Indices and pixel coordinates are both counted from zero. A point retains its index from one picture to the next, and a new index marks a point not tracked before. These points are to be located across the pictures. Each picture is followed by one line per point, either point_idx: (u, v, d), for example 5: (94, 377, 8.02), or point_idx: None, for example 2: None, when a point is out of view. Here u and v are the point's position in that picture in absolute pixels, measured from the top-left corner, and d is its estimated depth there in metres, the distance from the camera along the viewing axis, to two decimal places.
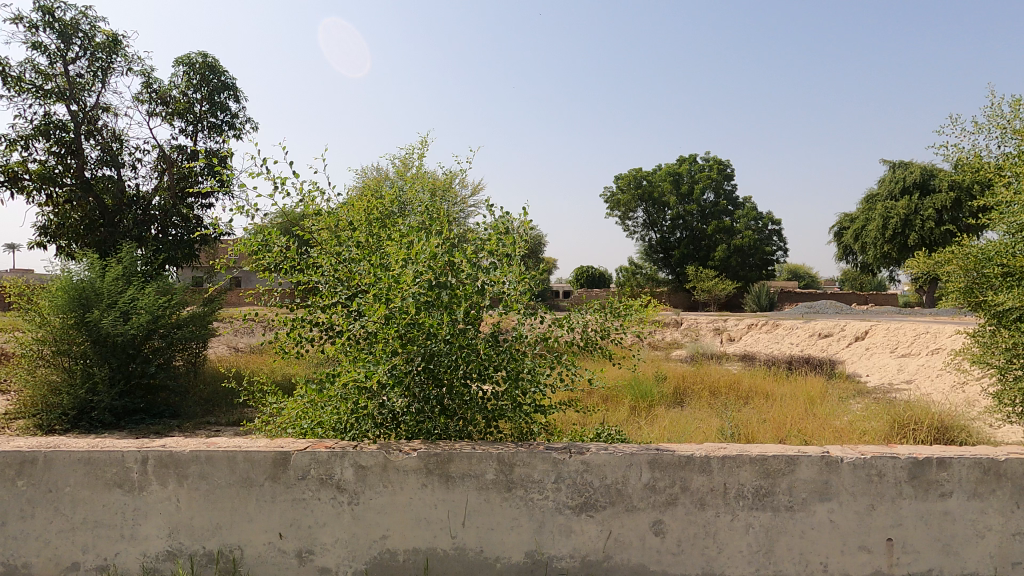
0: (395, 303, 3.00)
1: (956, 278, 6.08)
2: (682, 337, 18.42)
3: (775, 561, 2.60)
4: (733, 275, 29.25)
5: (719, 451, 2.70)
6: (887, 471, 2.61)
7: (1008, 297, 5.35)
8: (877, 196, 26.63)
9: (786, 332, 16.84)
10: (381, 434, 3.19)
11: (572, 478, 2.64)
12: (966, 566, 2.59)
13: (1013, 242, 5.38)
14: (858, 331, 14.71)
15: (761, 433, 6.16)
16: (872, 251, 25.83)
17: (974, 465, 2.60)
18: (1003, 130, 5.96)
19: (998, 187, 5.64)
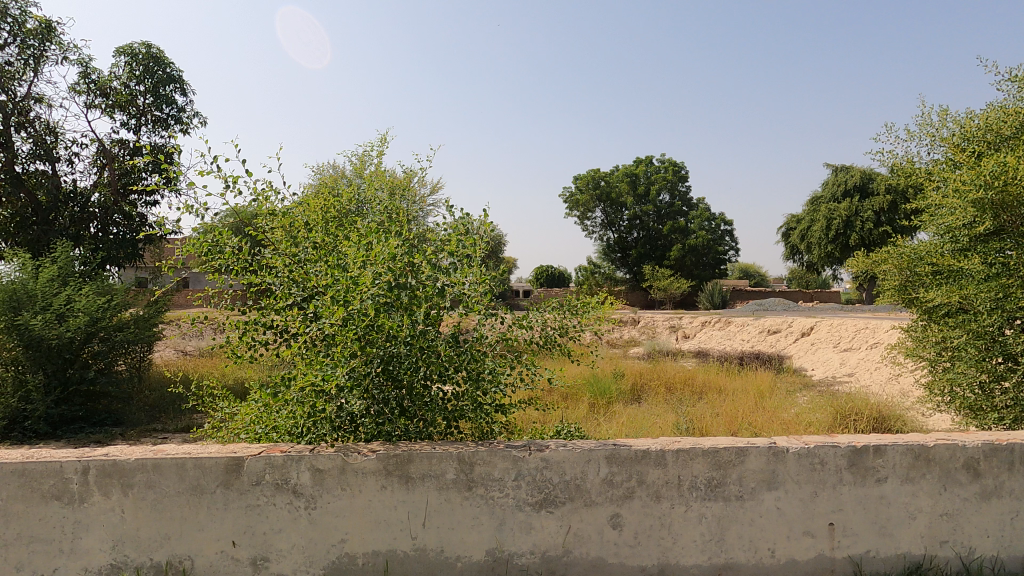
0: (354, 304, 2.96)
1: (892, 276, 6.45)
2: (638, 335, 18.83)
3: (726, 549, 2.71)
4: (687, 275, 30.10)
5: (674, 444, 2.79)
6: (828, 459, 2.75)
7: (936, 294, 5.71)
8: (821, 199, 27.95)
9: (738, 329, 17.45)
10: (340, 437, 3.15)
11: (532, 475, 2.67)
12: (900, 547, 2.76)
13: (941, 244, 5.81)
14: (803, 327, 15.40)
15: (716, 425, 6.39)
16: (817, 251, 27.08)
17: (906, 451, 2.78)
18: (932, 138, 6.36)
19: (928, 191, 6.03)
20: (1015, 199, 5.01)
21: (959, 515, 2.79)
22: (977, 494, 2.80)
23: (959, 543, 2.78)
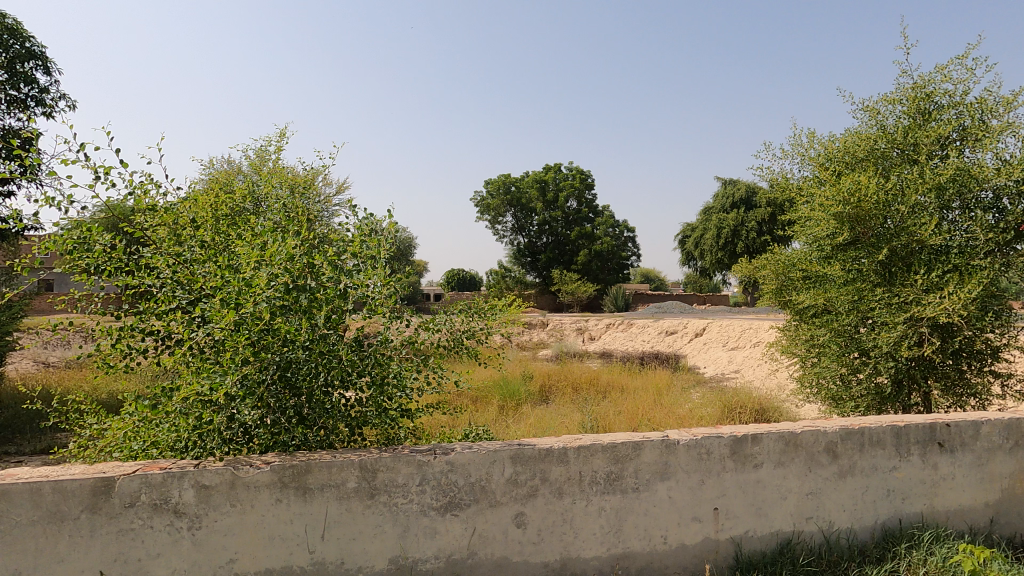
0: (246, 307, 2.78)
1: (770, 280, 7.05)
2: (547, 337, 19.31)
3: (624, 539, 2.84)
4: (594, 279, 31.32)
5: (575, 441, 2.89)
6: (712, 448, 2.98)
7: (805, 297, 6.38)
8: (713, 209, 30.28)
9: (639, 330, 18.44)
10: (231, 450, 2.94)
11: (436, 479, 2.65)
12: (773, 525, 3.05)
13: (810, 252, 6.54)
14: (697, 328, 16.57)
15: (618, 423, 6.70)
16: (709, 258, 29.25)
17: (778, 438, 3.08)
18: (803, 157, 7.12)
19: (798, 205, 6.78)
20: (867, 213, 5.73)
21: (821, 493, 3.13)
22: (836, 474, 3.15)
23: (822, 518, 3.12)
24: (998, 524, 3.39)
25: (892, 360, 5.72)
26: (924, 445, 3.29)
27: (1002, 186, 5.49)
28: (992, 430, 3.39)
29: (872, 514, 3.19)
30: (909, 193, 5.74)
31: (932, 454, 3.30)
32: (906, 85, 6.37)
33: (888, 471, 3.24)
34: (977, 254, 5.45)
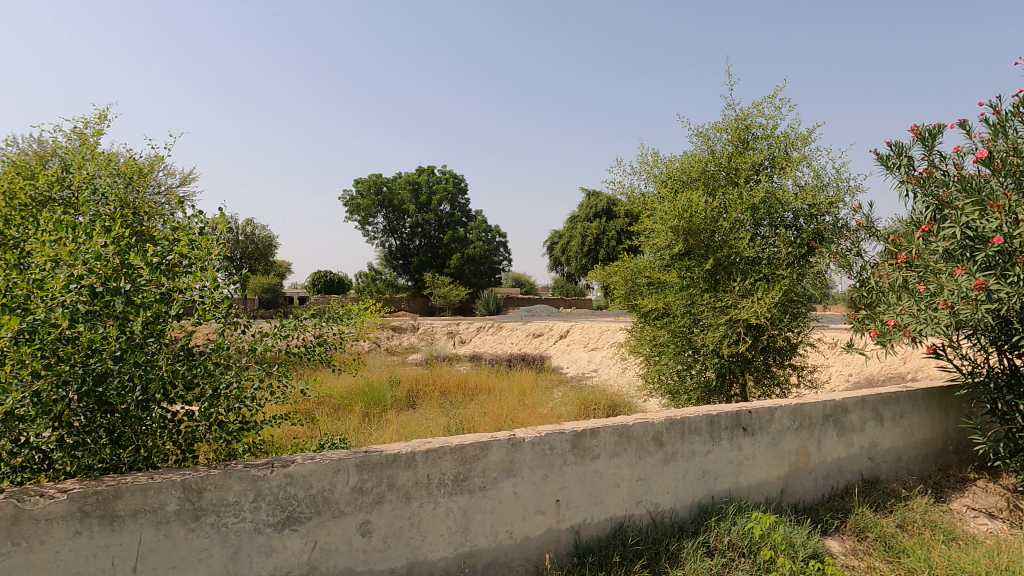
0: (37, 314, 2.40)
1: (620, 286, 7.73)
2: (417, 342, 19.07)
3: (470, 538, 2.92)
4: (466, 283, 31.56)
5: (424, 445, 2.90)
6: (555, 444, 3.18)
7: (648, 301, 7.06)
8: (578, 218, 32.10)
9: (508, 333, 18.97)
10: (21, 478, 2.55)
11: (274, 493, 2.51)
12: (608, 511, 3.33)
13: (656, 261, 7.08)
14: (562, 330, 17.46)
15: (481, 425, 6.83)
16: (574, 263, 30.93)
17: (613, 431, 3.37)
18: (648, 175, 7.86)
19: (644, 218, 7.47)
20: (698, 227, 6.48)
21: (649, 479, 3.48)
22: (661, 460, 3.53)
23: (649, 501, 3.47)
24: (787, 493, 4.02)
25: (716, 356, 6.52)
26: (732, 430, 3.80)
27: (801, 207, 6.50)
28: (783, 415, 4.02)
29: (690, 494, 3.62)
30: (730, 211, 6.60)
31: (738, 438, 3.83)
32: (731, 117, 7.31)
33: (704, 455, 3.69)
34: (781, 265, 6.41)
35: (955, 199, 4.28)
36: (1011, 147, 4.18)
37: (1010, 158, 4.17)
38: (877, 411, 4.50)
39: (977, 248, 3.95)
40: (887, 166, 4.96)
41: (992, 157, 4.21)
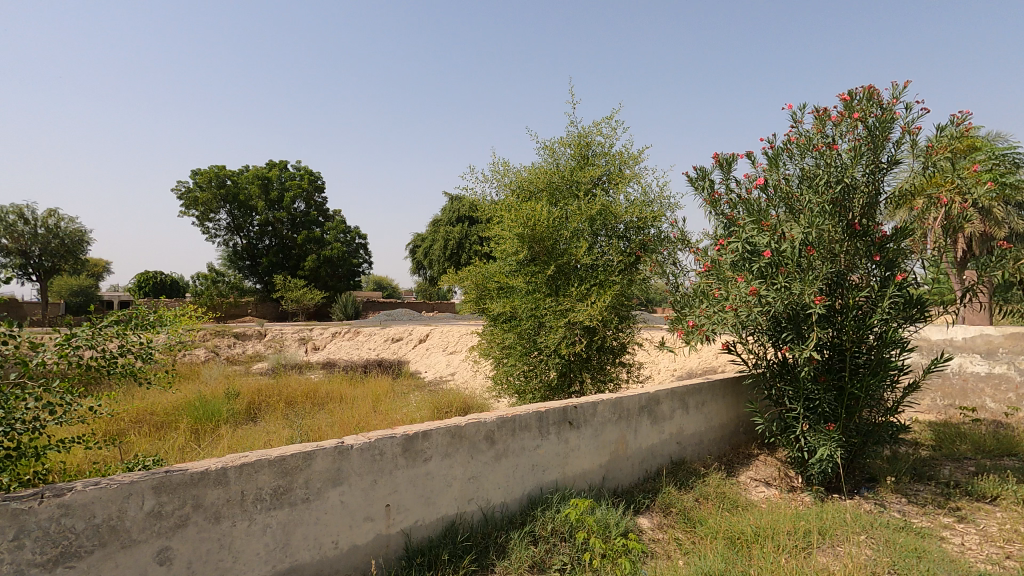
0: None
1: (471, 290, 7.90)
2: (264, 349, 17.64)
3: (291, 553, 2.79)
4: (322, 286, 29.80)
5: (239, 459, 2.73)
6: (385, 448, 3.18)
7: (496, 305, 7.33)
8: (441, 222, 32.10)
9: (365, 339, 18.36)
10: None
11: (43, 528, 2.19)
12: (439, 511, 3.40)
13: (503, 267, 7.43)
14: (421, 334, 17.34)
15: (326, 435, 6.53)
16: (437, 267, 30.79)
17: (445, 432, 3.46)
18: (499, 183, 8.16)
19: (494, 225, 7.76)
20: (541, 235, 6.90)
21: (480, 476, 3.63)
22: (493, 457, 3.69)
23: (480, 497, 3.61)
24: (607, 480, 4.43)
25: (557, 356, 6.96)
26: (559, 425, 4.10)
27: (630, 220, 7.20)
28: (604, 408, 4.43)
29: (520, 487, 3.83)
30: (571, 221, 7.10)
31: (565, 431, 4.13)
32: (574, 134, 7.85)
33: (533, 449, 3.93)
34: (614, 272, 7.02)
35: (739, 219, 5.12)
36: (781, 177, 5.05)
37: (780, 187, 5.05)
38: (683, 401, 5.16)
39: (754, 260, 4.75)
40: (695, 186, 5.71)
41: (767, 184, 5.07)
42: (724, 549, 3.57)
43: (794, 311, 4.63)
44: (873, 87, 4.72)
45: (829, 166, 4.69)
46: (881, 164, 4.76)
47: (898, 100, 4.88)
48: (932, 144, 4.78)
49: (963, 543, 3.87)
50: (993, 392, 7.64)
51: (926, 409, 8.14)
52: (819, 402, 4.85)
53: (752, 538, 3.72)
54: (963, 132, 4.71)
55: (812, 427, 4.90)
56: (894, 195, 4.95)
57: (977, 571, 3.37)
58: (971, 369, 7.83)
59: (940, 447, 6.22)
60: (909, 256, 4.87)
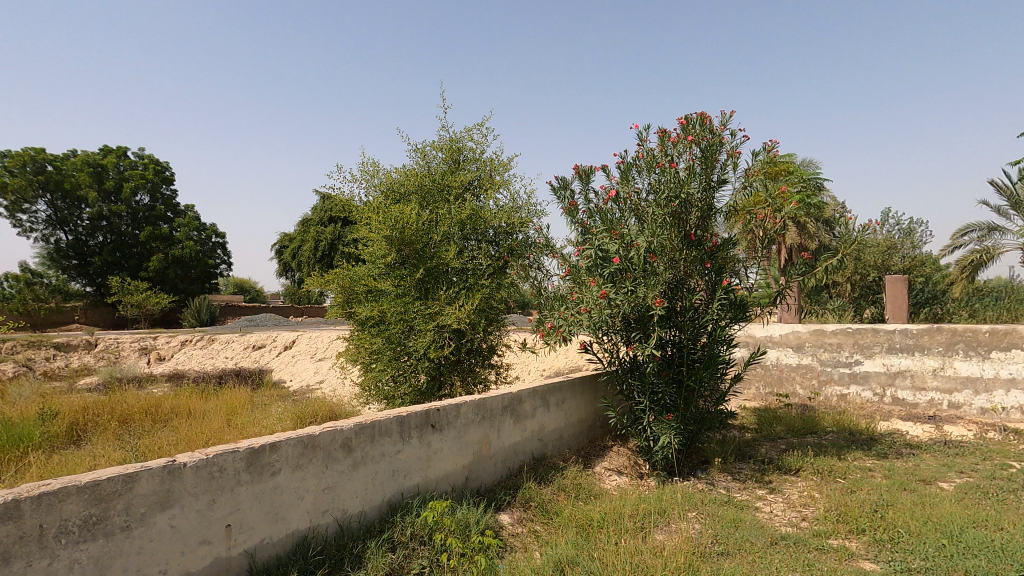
0: None
1: (337, 293, 7.55)
2: (93, 361, 15.36)
3: None
4: (170, 288, 26.53)
5: (37, 489, 2.37)
6: (226, 465, 2.95)
7: (363, 309, 7.10)
8: (312, 221, 30.36)
9: (222, 347, 16.78)
10: None
11: None
12: (289, 526, 3.22)
13: (371, 270, 7.19)
14: (286, 341, 16.23)
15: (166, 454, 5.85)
16: (306, 269, 28.99)
17: (296, 443, 3.29)
18: (369, 184, 7.92)
19: (362, 226, 7.53)
20: (410, 238, 6.85)
21: (336, 486, 3.50)
22: (350, 466, 3.58)
23: (336, 508, 3.48)
24: (470, 480, 4.50)
25: (426, 359, 6.93)
26: (421, 428, 4.09)
27: (499, 225, 7.41)
28: (467, 409, 4.51)
29: (379, 495, 3.76)
30: (441, 224, 7.09)
31: (427, 435, 4.14)
32: (445, 138, 7.88)
33: (394, 455, 3.88)
34: (483, 276, 7.19)
35: (593, 228, 5.53)
36: (632, 191, 5.51)
37: (630, 199, 5.52)
38: (544, 399, 5.42)
39: (605, 265, 5.17)
40: (556, 196, 6.03)
41: (619, 196, 5.51)
42: (575, 536, 3.80)
43: (639, 313, 5.12)
44: (705, 114, 5.32)
45: (669, 182, 5.22)
46: (712, 183, 5.38)
47: (725, 127, 5.57)
48: (753, 167, 5.45)
49: (772, 511, 4.51)
50: (802, 380, 8.98)
51: (752, 397, 9.35)
52: (661, 394, 5.37)
53: (600, 523, 4.01)
54: (774, 158, 5.48)
55: (656, 417, 5.40)
56: (728, 209, 5.55)
57: (780, 533, 3.94)
58: (786, 362, 9.14)
59: (760, 429, 7.17)
60: (734, 264, 5.58)
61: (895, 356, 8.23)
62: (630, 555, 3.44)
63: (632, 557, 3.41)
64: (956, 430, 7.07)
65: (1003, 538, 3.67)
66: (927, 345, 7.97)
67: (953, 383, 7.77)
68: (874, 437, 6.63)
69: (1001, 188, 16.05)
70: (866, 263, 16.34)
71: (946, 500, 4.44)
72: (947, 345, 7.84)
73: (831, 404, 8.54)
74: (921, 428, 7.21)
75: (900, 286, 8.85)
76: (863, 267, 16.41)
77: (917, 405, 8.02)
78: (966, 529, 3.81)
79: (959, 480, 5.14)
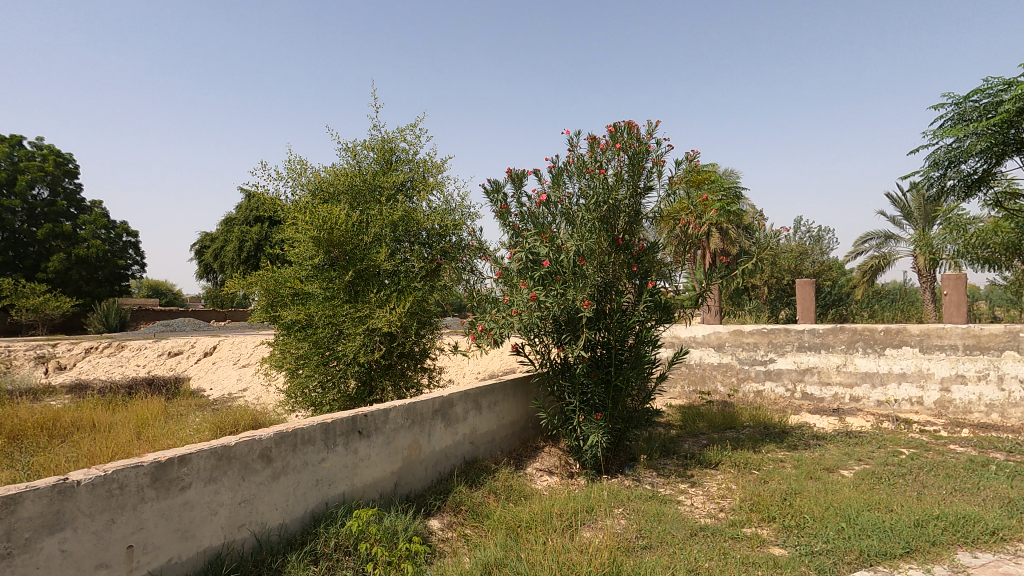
0: None
1: (261, 297, 7.20)
2: None
3: None
4: (73, 291, 24.33)
5: None
6: (128, 481, 2.74)
7: (288, 313, 6.82)
8: (236, 221, 28.83)
9: (133, 354, 15.58)
10: None
11: None
12: (201, 543, 3.03)
13: (298, 272, 6.92)
14: (206, 347, 15.31)
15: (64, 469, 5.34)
16: (229, 271, 27.45)
17: (209, 454, 3.11)
18: (295, 182, 7.62)
19: (288, 226, 7.23)
20: (339, 239, 6.66)
21: (254, 498, 3.33)
22: (269, 477, 3.42)
23: (253, 522, 3.31)
24: (400, 486, 4.41)
25: (356, 364, 6.74)
26: (347, 435, 3.97)
27: (432, 227, 7.32)
28: (397, 414, 4.42)
29: (302, 506, 3.61)
30: (372, 225, 6.94)
31: (354, 441, 4.02)
32: (376, 138, 7.72)
33: (318, 463, 3.75)
34: (415, 279, 7.10)
35: (525, 231, 5.60)
36: (563, 195, 5.61)
37: (561, 204, 5.61)
38: (476, 402, 5.42)
39: (535, 268, 5.23)
40: (489, 199, 6.05)
41: (550, 201, 5.60)
42: (504, 538, 3.81)
43: (569, 315, 5.23)
44: (632, 122, 5.51)
45: (598, 187, 5.36)
46: (639, 189, 5.55)
47: (651, 136, 5.78)
48: (678, 174, 5.68)
49: (693, 503, 4.72)
50: (723, 378, 9.47)
51: (678, 395, 9.76)
52: (591, 394, 5.50)
53: (529, 524, 4.05)
54: (695, 167, 5.75)
55: (585, 417, 5.53)
56: (654, 215, 5.75)
57: (699, 525, 4.13)
58: (708, 361, 9.61)
59: (684, 426, 7.49)
60: (660, 267, 5.80)
61: (804, 354, 8.85)
62: (557, 553, 3.49)
63: (558, 555, 3.47)
64: (856, 421, 7.69)
65: (892, 518, 4.02)
66: (831, 344, 8.63)
67: (854, 378, 8.45)
68: (786, 430, 7.09)
69: (896, 200, 17.65)
70: (780, 267, 17.50)
71: (846, 486, 4.82)
72: (848, 344, 8.52)
73: (749, 400, 9.06)
74: (826, 420, 7.79)
75: (808, 290, 9.52)
76: (778, 271, 17.56)
77: (823, 399, 8.66)
78: (862, 512, 4.15)
79: (857, 468, 5.59)
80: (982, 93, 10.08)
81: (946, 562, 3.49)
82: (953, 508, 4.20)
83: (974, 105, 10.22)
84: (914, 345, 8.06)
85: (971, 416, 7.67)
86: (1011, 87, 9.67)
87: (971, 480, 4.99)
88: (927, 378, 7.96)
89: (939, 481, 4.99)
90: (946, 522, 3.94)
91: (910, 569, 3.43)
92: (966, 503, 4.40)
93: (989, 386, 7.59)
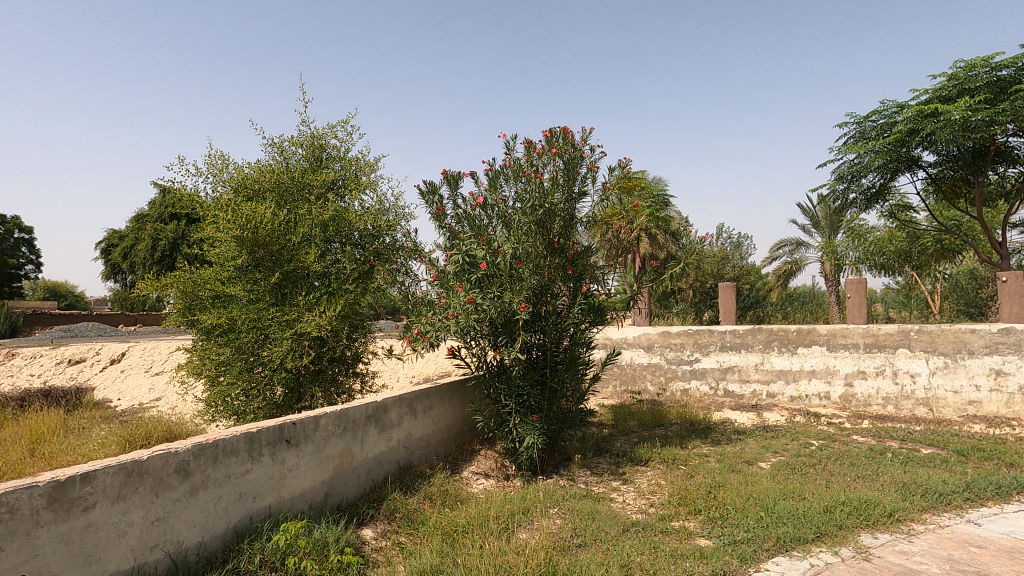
0: None
1: (176, 300, 6.71)
2: None
3: None
4: None
5: None
6: (19, 504, 2.47)
7: (208, 317, 6.40)
8: (149, 218, 26.91)
9: (25, 363, 14.08)
10: None
11: None
12: (107, 568, 2.77)
13: (220, 273, 6.52)
14: (114, 353, 14.11)
15: None
16: (140, 272, 25.47)
17: (116, 471, 2.86)
18: (216, 178, 7.18)
19: (207, 224, 6.81)
20: (264, 239, 6.35)
21: (170, 517, 3.10)
22: (186, 492, 3.20)
23: (168, 541, 3.08)
24: (330, 496, 4.25)
25: (283, 370, 6.43)
26: (274, 445, 3.78)
27: (364, 228, 7.12)
28: (327, 421, 4.26)
29: (223, 522, 3.39)
30: (301, 225, 6.66)
31: (280, 451, 3.83)
32: (306, 134, 7.42)
33: (241, 476, 3.54)
34: (347, 281, 6.86)
35: (461, 233, 5.56)
36: (499, 199, 5.62)
37: (497, 207, 5.63)
38: (410, 406, 5.32)
39: (472, 270, 5.23)
40: (424, 200, 5.96)
41: (486, 203, 5.58)
42: (440, 544, 3.76)
43: (505, 317, 5.24)
44: (567, 128, 5.60)
45: (535, 192, 5.41)
46: (574, 194, 5.65)
47: (585, 143, 5.90)
48: (610, 180, 5.83)
49: (624, 500, 4.85)
50: (652, 377, 9.84)
51: (610, 395, 10.06)
52: (526, 395, 5.55)
53: (466, 528, 4.01)
54: (627, 173, 5.93)
55: (521, 419, 5.56)
56: (588, 220, 5.87)
57: (630, 520, 4.26)
58: (638, 361, 9.94)
59: (616, 425, 7.71)
60: (593, 270, 5.92)
61: (726, 354, 9.33)
62: (493, 556, 3.49)
63: (495, 558, 3.46)
64: (772, 416, 8.21)
65: (805, 506, 4.32)
66: (750, 344, 9.16)
67: (770, 376, 9.03)
68: (710, 426, 7.46)
69: (805, 210, 19.04)
70: (704, 271, 18.45)
71: (764, 477, 5.13)
72: (765, 344, 9.09)
73: (675, 399, 9.47)
74: (747, 416, 8.27)
75: (729, 292, 10.10)
76: (702, 275, 18.51)
77: (743, 396, 9.18)
78: (778, 501, 4.43)
79: (773, 459, 5.97)
80: (879, 114, 11.10)
81: (851, 543, 3.78)
82: (856, 494, 4.56)
83: (872, 124, 11.23)
84: (822, 344, 8.72)
85: (871, 409, 8.38)
86: (903, 109, 10.70)
87: (871, 467, 5.46)
88: (833, 374, 8.63)
89: (843, 469, 5.42)
90: (851, 507, 4.28)
91: (820, 552, 3.68)
92: (867, 489, 4.80)
93: (885, 381, 8.33)
